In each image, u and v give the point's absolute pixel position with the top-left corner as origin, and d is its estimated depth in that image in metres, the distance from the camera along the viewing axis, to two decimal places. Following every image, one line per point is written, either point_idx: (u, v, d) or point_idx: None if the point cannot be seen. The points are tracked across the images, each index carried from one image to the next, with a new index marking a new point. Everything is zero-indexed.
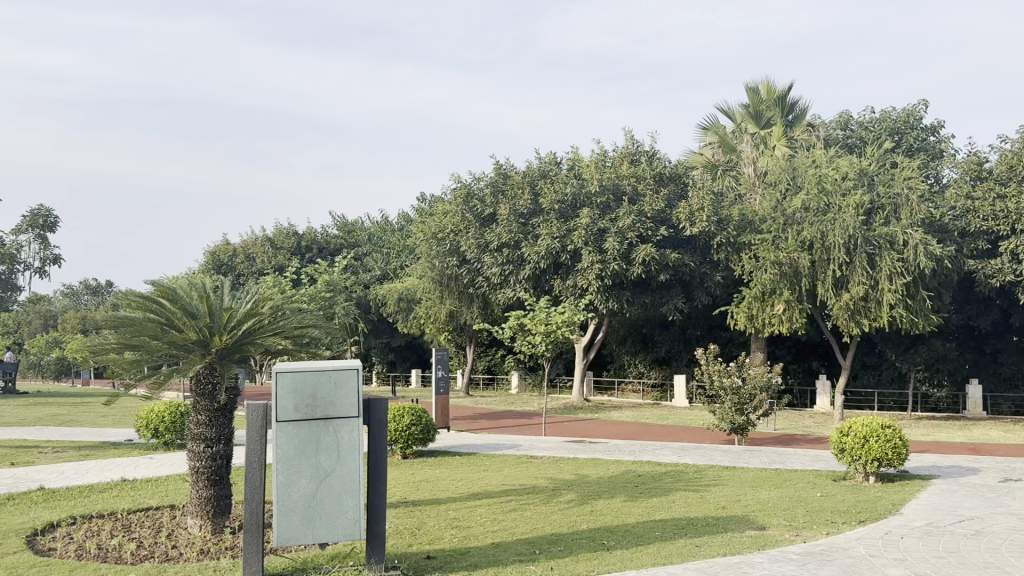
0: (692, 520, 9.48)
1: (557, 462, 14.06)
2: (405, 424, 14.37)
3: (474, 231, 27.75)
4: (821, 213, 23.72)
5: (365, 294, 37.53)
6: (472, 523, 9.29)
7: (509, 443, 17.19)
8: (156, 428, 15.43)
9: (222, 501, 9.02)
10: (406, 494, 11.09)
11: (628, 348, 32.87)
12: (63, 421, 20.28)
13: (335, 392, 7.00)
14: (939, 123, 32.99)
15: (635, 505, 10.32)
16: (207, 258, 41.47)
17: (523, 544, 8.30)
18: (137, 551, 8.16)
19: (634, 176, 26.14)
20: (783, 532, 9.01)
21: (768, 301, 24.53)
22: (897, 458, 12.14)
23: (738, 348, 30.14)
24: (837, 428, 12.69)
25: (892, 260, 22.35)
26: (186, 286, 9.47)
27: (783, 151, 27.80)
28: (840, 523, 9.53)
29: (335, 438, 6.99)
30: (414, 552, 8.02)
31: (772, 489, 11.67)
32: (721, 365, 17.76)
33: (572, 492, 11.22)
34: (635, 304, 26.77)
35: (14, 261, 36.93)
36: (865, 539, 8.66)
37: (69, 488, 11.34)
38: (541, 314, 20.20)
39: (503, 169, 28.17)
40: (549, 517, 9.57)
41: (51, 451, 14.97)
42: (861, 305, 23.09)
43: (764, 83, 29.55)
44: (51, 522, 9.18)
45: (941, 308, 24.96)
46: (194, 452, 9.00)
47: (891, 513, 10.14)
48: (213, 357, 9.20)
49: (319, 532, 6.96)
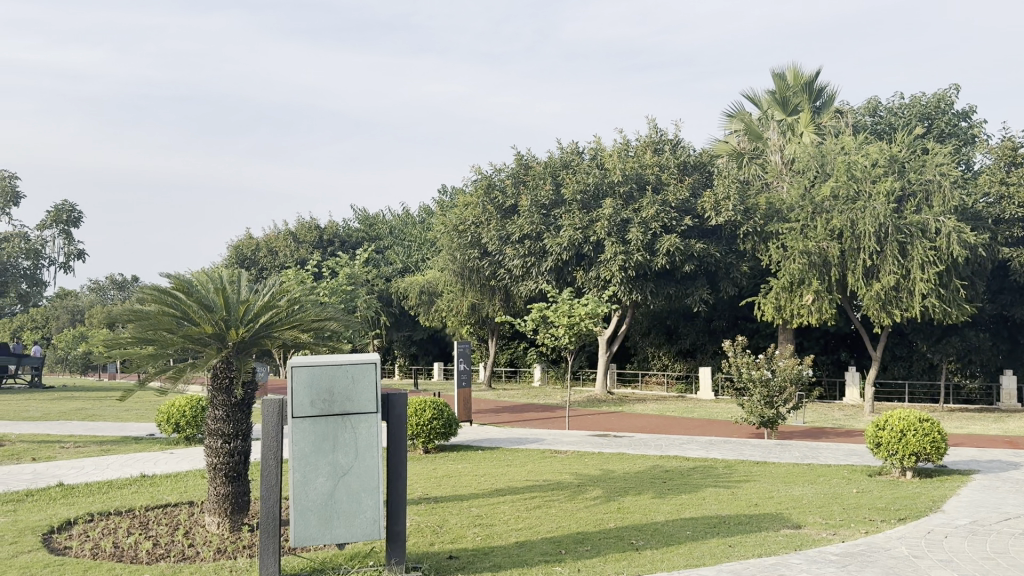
0: (723, 518, 9.15)
1: (582, 457, 13.77)
2: (426, 418, 14.14)
3: (495, 223, 27.41)
4: (851, 201, 23.14)
5: (386, 287, 37.41)
6: (495, 521, 9.01)
7: (532, 437, 16.91)
8: (177, 422, 15.34)
9: (241, 498, 8.82)
10: (427, 490, 10.85)
11: (652, 340, 32.48)
12: (86, 416, 20.28)
13: (353, 386, 6.74)
14: (971, 107, 32.11)
15: (664, 502, 10.00)
16: (230, 253, 41.64)
17: (549, 544, 8.01)
18: (153, 550, 7.98)
19: (657, 165, 25.72)
20: (819, 531, 8.64)
21: (796, 291, 24.05)
22: (936, 453, 11.70)
23: (765, 340, 29.69)
24: (873, 421, 12.25)
25: (924, 249, 21.79)
26: (203, 281, 9.27)
27: (811, 138, 27.22)
28: (879, 521, 9.13)
29: (353, 434, 6.74)
30: (437, 551, 7.76)
31: (805, 486, 11.29)
32: (749, 357, 17.35)
33: (598, 489, 10.91)
34: (659, 295, 26.39)
35: (38, 257, 37.12)
36: (906, 539, 8.26)
37: (87, 484, 11.22)
38: (564, 306, 19.90)
39: (524, 159, 27.87)
40: (576, 515, 9.26)
41: (72, 446, 14.91)
42: (893, 295, 22.56)
43: (791, 69, 28.98)
44: (68, 519, 9.04)
45: (975, 297, 24.29)
46: (212, 448, 8.79)
47: (932, 510, 9.72)
48: (230, 351, 8.95)
49: (337, 532, 6.72)
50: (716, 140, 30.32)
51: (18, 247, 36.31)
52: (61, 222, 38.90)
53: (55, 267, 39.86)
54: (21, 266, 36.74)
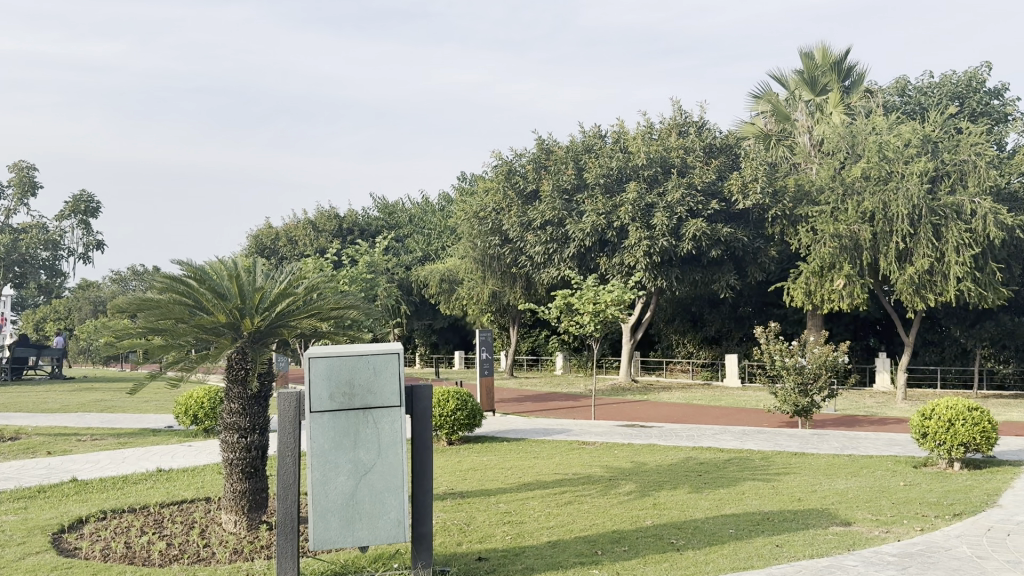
0: (766, 515, 8.63)
1: (612, 449, 13.28)
2: (450, 409, 13.72)
3: (516, 209, 26.91)
4: (883, 182, 22.27)
5: (406, 276, 37.05)
6: (525, 519, 8.54)
7: (558, 427, 16.45)
8: (195, 414, 15.01)
9: (259, 495, 8.43)
10: (452, 484, 10.42)
11: (675, 328, 31.92)
12: (105, 407, 20.07)
13: (374, 378, 6.26)
14: (1004, 86, 31.08)
15: (702, 497, 9.51)
16: (250, 242, 41.52)
17: (584, 544, 7.54)
18: (166, 551, 7.61)
19: (682, 148, 25.08)
20: (871, 528, 8.09)
21: (827, 276, 23.40)
22: (987, 443, 11.09)
23: (793, 326, 29.02)
24: (919, 410, 11.64)
25: (959, 231, 21.09)
26: (216, 268, 8.88)
27: (840, 117, 26.43)
28: (933, 517, 8.55)
29: (374, 430, 6.28)
30: (465, 552, 7.31)
31: (849, 478, 10.72)
32: (782, 344, 16.77)
33: (631, 483, 10.42)
34: (684, 281, 25.83)
35: (57, 247, 37.02)
36: (966, 536, 7.68)
37: (102, 479, 10.88)
38: (589, 293, 19.35)
39: (545, 144, 27.32)
40: (610, 512, 8.79)
41: (88, 440, 14.63)
42: (926, 279, 21.81)
43: (820, 47, 28.17)
44: (80, 518, 8.70)
45: (1011, 279, 23.48)
46: (228, 443, 8.39)
47: (989, 505, 9.12)
48: (245, 342, 8.53)
49: (359, 535, 6.29)
50: (741, 123, 29.56)
51: (37, 238, 36.30)
52: (79, 212, 38.83)
53: (74, 258, 39.85)
54: (39, 257, 36.68)
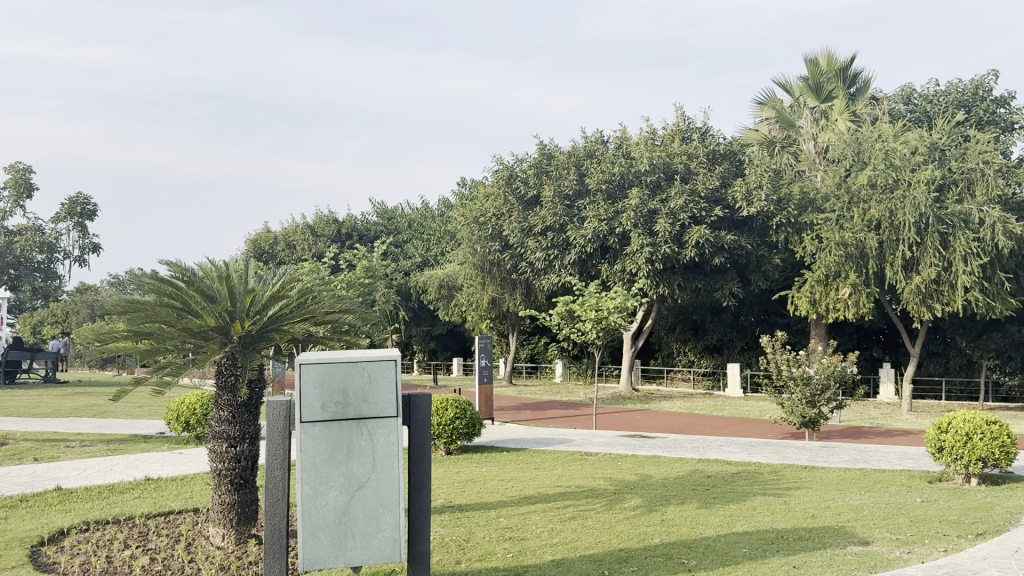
0: (780, 533, 8.23)
1: (615, 460, 12.89)
2: (448, 418, 13.30)
3: (517, 214, 26.48)
4: (890, 190, 21.89)
5: (405, 282, 36.66)
6: (527, 535, 8.13)
7: (559, 437, 16.08)
8: (187, 420, 14.63)
9: (248, 508, 8.04)
10: (451, 497, 10.00)
11: (677, 336, 31.60)
12: (97, 413, 19.64)
13: (369, 387, 5.85)
14: (1011, 94, 30.67)
15: (712, 513, 9.11)
16: (248, 246, 41.28)
17: (589, 563, 7.13)
18: (148, 567, 7.19)
19: (685, 154, 24.71)
20: (891, 549, 7.69)
21: (832, 285, 23.03)
22: (1005, 458, 10.69)
23: (796, 335, 28.64)
24: (935, 423, 11.24)
25: (967, 240, 20.68)
26: (206, 274, 8.55)
27: (846, 124, 26.08)
28: (955, 537, 8.15)
29: (369, 442, 5.88)
30: (464, 571, 6.90)
31: (864, 494, 10.31)
32: (790, 354, 16.38)
33: (637, 497, 10.01)
34: (687, 288, 25.38)
35: (52, 250, 36.64)
36: (993, 558, 7.29)
37: (87, 488, 10.48)
38: (592, 299, 18.93)
39: (547, 150, 26.84)
40: (616, 528, 8.39)
41: (77, 445, 14.22)
42: (933, 289, 21.44)
43: (824, 54, 27.92)
44: (61, 530, 8.30)
45: (1019, 290, 23.02)
46: (216, 453, 8.00)
47: (1012, 524, 8.71)
48: (236, 346, 8.15)
49: (352, 555, 5.90)
50: (745, 129, 29.27)
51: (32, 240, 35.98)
52: (75, 215, 38.51)
53: (70, 260, 39.53)
54: (35, 260, 36.31)
